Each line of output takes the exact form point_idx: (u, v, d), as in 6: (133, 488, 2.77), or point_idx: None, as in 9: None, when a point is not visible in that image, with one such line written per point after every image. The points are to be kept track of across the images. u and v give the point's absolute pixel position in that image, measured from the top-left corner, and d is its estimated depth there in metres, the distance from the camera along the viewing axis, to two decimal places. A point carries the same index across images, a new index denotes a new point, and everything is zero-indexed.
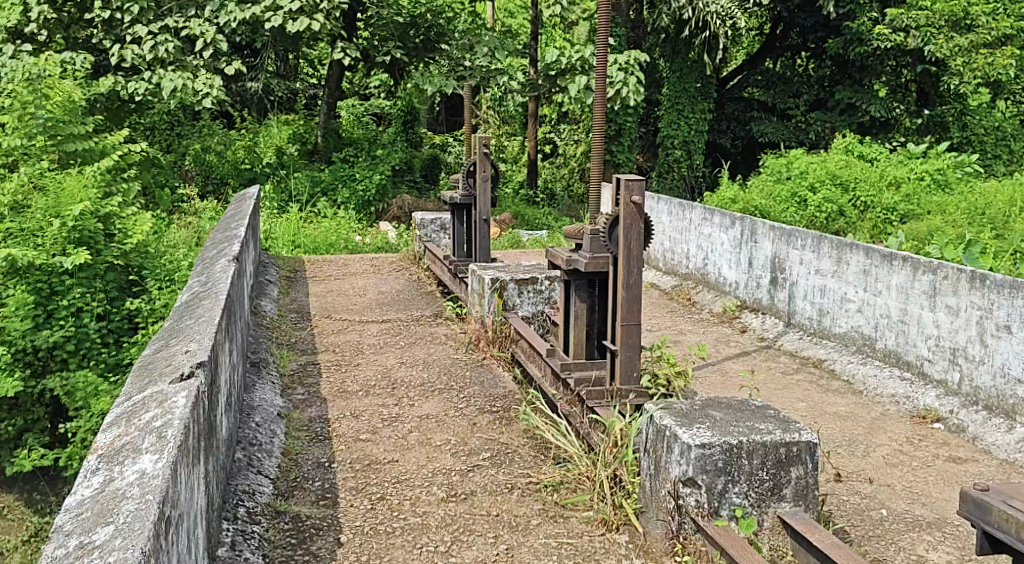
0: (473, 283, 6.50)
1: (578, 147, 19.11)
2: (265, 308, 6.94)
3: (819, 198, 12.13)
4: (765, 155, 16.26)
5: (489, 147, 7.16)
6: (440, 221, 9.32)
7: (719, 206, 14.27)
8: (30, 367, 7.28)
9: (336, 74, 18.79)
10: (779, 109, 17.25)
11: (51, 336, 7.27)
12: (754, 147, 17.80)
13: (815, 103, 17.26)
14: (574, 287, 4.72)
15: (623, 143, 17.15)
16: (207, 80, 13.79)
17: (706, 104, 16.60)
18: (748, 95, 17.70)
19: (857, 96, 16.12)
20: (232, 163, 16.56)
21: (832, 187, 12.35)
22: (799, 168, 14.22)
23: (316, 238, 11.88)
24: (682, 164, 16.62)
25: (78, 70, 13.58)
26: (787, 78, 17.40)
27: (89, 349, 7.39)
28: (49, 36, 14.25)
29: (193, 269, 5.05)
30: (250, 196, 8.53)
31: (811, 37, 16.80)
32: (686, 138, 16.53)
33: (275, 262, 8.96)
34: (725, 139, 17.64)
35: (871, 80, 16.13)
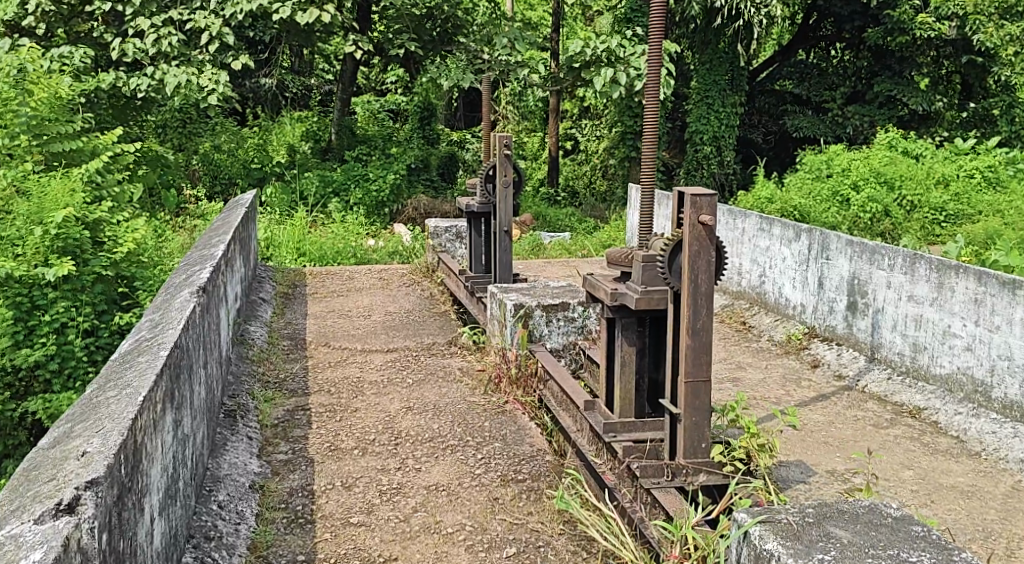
0: (493, 308, 5.55)
1: (601, 143, 18.16)
2: (254, 334, 6.00)
3: (862, 199, 10.86)
4: (804, 152, 15.24)
5: (511, 147, 6.20)
6: (456, 228, 8.38)
7: (754, 206, 13.29)
8: (10, 389, 5.83)
9: (351, 69, 17.97)
10: (814, 103, 16.14)
11: (31, 354, 5.88)
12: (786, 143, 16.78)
13: (852, 96, 16.04)
14: (619, 325, 3.75)
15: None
16: (212, 74, 12.97)
17: (738, 97, 15.57)
18: (781, 88, 16.63)
19: (897, 89, 14.86)
20: (242, 163, 15.81)
21: (876, 185, 11.18)
22: (841, 165, 13.21)
23: (323, 245, 10.94)
24: (712, 160, 15.56)
25: (76, 66, 12.78)
26: (822, 69, 16.37)
27: (75, 370, 6.01)
28: (49, 30, 13.50)
29: (155, 298, 4.12)
30: (245, 204, 7.49)
31: (847, 27, 15.60)
32: (717, 133, 15.50)
33: (271, 275, 8.01)
34: (757, 135, 16.59)
35: (911, 72, 14.89)
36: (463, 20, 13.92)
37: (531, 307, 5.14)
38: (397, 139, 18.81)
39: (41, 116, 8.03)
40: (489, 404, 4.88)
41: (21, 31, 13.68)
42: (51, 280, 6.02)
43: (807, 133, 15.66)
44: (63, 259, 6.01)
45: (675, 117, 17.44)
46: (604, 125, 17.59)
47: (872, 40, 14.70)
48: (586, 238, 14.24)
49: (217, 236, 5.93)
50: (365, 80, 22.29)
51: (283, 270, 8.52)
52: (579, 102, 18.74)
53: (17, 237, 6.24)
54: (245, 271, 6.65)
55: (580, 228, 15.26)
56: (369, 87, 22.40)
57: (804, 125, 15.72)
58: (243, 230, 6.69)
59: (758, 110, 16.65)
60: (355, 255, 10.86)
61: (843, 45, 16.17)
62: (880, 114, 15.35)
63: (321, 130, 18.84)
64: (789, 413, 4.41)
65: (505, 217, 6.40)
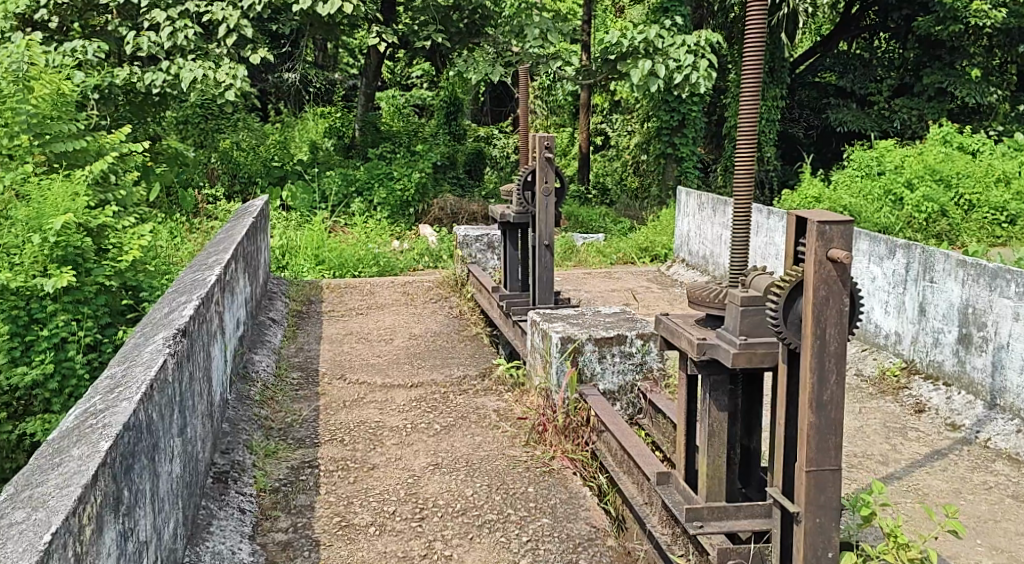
0: (534, 340, 4.74)
1: (632, 137, 17.38)
2: (260, 364, 5.23)
3: (917, 195, 9.79)
4: (852, 148, 14.36)
5: (553, 150, 5.41)
6: (487, 237, 7.61)
7: (801, 205, 12.46)
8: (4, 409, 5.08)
9: (375, 62, 17.28)
10: (859, 95, 15.21)
11: (26, 374, 5.12)
12: (829, 138, 15.84)
13: (899, 89, 15.09)
14: (708, 384, 2.91)
15: (688, 135, 15.41)
16: (230, 69, 12.29)
17: (780, 90, 14.72)
18: (823, 80, 15.74)
19: (948, 81, 13.95)
20: (262, 162, 15.19)
21: (933, 183, 10.05)
22: (894, 162, 12.35)
23: (344, 253, 10.14)
24: None
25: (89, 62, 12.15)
26: (866, 61, 15.42)
27: (76, 389, 5.22)
28: (62, 23, 12.90)
29: (127, 341, 3.36)
30: (254, 213, 6.71)
31: (894, 17, 14.49)
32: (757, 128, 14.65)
33: (284, 290, 7.23)
34: (798, 130, 15.57)
35: (963, 62, 13.92)
36: (491, 10, 13.17)
37: (581, 341, 4.32)
38: (422, 136, 18.11)
39: (43, 114, 7.10)
40: (532, 461, 4.06)
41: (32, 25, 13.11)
42: (52, 291, 5.26)
43: (851, 127, 14.69)
44: (66, 268, 5.24)
45: (712, 110, 16.57)
46: (635, 120, 16.74)
47: (921, 29, 13.69)
48: (622, 240, 13.48)
49: (217, 249, 5.17)
50: (390, 73, 21.59)
51: (299, 283, 7.78)
52: (610, 95, 17.97)
53: (13, 245, 5.44)
54: (251, 289, 5.88)
55: (614, 228, 14.44)
56: (395, 82, 21.70)
57: (849, 119, 14.78)
58: (248, 242, 5.91)
59: (800, 103, 15.72)
60: (377, 261, 10.07)
61: (890, 35, 15.14)
62: (929, 107, 14.41)
63: (345, 126, 18.21)
64: (929, 505, 3.49)
65: (546, 230, 5.64)
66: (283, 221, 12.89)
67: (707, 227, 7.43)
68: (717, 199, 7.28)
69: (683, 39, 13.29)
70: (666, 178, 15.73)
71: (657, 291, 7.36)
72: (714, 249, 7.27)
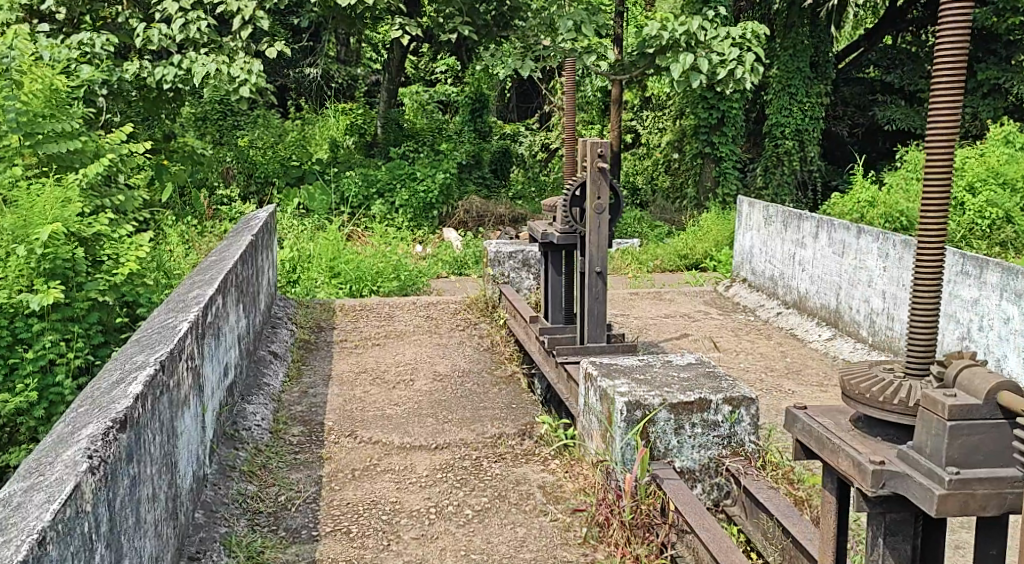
0: (587, 399, 3.80)
1: (662, 136, 16.09)
2: (253, 415, 4.35)
3: (980, 198, 8.18)
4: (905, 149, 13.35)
5: (610, 159, 4.51)
6: (522, 254, 6.74)
7: (853, 210, 11.51)
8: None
9: (398, 56, 16.48)
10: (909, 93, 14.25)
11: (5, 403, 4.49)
12: (877, 135, 14.78)
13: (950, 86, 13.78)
14: (880, 527, 2.02)
15: (728, 133, 14.42)
16: (245, 65, 11.38)
17: (825, 86, 13.79)
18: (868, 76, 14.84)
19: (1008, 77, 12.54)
20: (280, 161, 14.54)
21: (1000, 189, 8.35)
22: None
23: (362, 267, 9.12)
24: (795, 157, 13.80)
25: (99, 56, 11.50)
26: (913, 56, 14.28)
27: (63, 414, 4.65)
28: (69, 14, 12.25)
29: (39, 443, 2.44)
30: (254, 228, 5.80)
31: None
32: (800, 127, 13.74)
33: (290, 315, 6.32)
34: (843, 129, 14.64)
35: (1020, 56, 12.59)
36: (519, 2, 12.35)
37: (653, 408, 3.38)
38: (447, 134, 17.30)
39: (33, 112, 6.16)
40: None
41: (37, 16, 12.47)
42: (38, 309, 4.67)
43: (901, 126, 13.87)
44: (53, 285, 4.63)
45: (751, 107, 15.57)
46: (666, 116, 15.78)
47: (978, 21, 12.64)
48: (659, 245, 12.62)
49: (202, 280, 4.28)
50: (413, 68, 20.74)
51: (308, 305, 6.88)
52: (640, 90, 17.11)
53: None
54: (247, 321, 4.98)
55: (651, 232, 13.51)
56: (418, 77, 20.85)
57: (899, 118, 13.76)
58: (245, 266, 5.02)
59: (844, 100, 14.69)
60: (396, 271, 9.19)
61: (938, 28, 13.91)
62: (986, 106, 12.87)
63: (367, 123, 17.48)
64: None
65: (597, 253, 4.73)
66: (297, 228, 12.15)
67: (775, 243, 6.47)
68: (786, 211, 6.34)
69: (728, 31, 12.49)
70: (704, 179, 14.78)
71: (711, 317, 6.42)
72: (784, 270, 6.31)
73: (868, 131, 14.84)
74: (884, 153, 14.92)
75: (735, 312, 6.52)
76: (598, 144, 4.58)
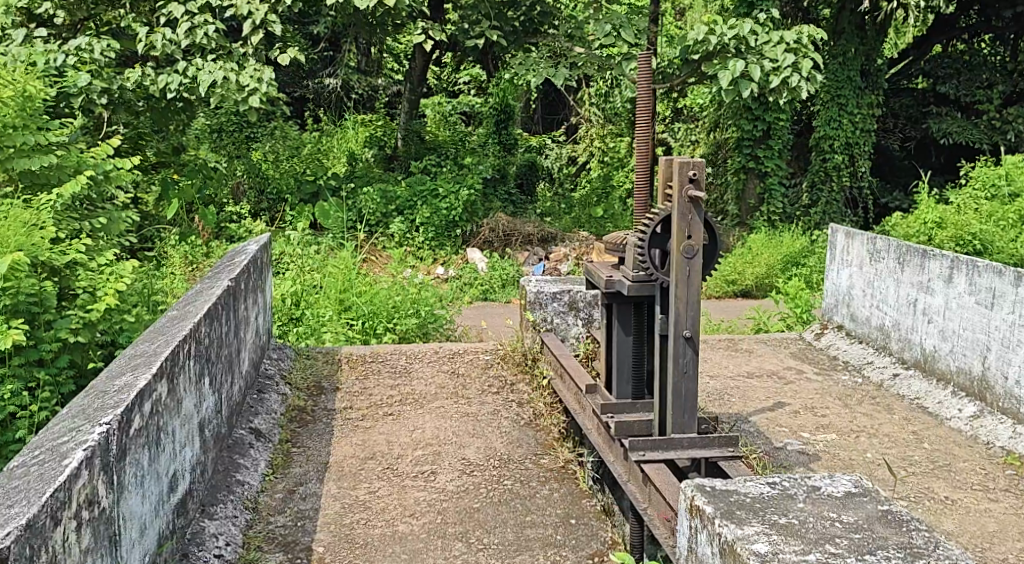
0: (693, 544, 2.58)
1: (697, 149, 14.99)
2: (212, 540, 3.13)
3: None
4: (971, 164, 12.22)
5: (703, 181, 3.38)
6: (568, 294, 5.50)
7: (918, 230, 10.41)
8: None
9: (420, 66, 15.36)
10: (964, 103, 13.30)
11: None
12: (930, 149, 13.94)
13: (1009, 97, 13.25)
14: None
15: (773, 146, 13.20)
16: (254, 72, 11.64)
17: (875, 98, 13.04)
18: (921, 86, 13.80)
19: None
20: (292, 176, 14.44)
21: None
22: None
23: (376, 299, 7.81)
24: (844, 172, 13.02)
25: (101, 62, 10.91)
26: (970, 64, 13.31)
27: None
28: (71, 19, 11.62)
29: None
30: (235, 268, 4.57)
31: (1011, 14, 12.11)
32: (850, 139, 12.89)
33: (281, 372, 5.09)
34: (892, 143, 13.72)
35: None
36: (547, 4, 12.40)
37: None
38: (470, 146, 16.42)
39: (3, 119, 5.18)
40: None
41: (35, 20, 11.63)
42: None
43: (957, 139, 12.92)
44: (16, 326, 4.11)
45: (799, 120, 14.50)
46: (700, 127, 14.68)
47: None
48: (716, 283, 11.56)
49: (143, 353, 3.07)
50: (435, 79, 19.68)
51: (308, 353, 5.68)
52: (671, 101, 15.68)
53: None
54: (218, 395, 3.76)
55: None
56: (441, 88, 19.76)
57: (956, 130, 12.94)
58: (217, 322, 3.81)
59: (893, 112, 13.79)
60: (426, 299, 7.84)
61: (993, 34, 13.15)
62: None
63: (388, 135, 16.71)
64: None
65: (689, 308, 3.51)
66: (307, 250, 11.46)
67: (887, 285, 5.28)
68: (902, 244, 5.17)
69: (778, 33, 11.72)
70: (747, 197, 13.66)
71: (804, 379, 5.21)
72: (899, 319, 5.13)
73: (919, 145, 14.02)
74: (935, 168, 14.07)
75: (833, 373, 5.31)
76: (689, 163, 3.43)
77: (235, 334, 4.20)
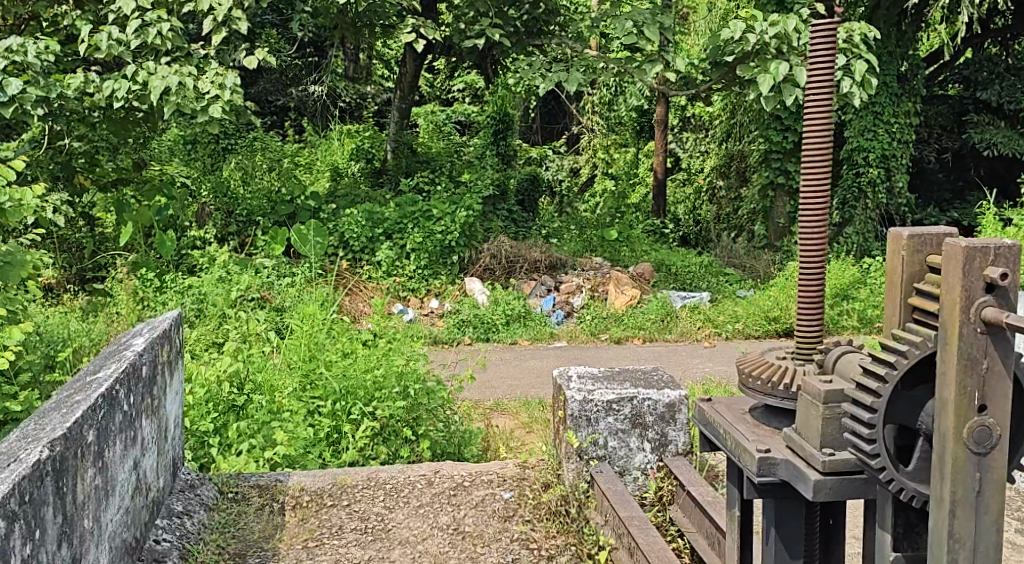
0: None
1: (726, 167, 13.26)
2: None
3: None
4: None
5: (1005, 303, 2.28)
6: (632, 409, 4.30)
7: None
8: None
9: (411, 70, 13.60)
10: (1007, 110, 14.60)
11: None
12: (969, 161, 15.25)
13: None
14: None
15: None
16: (215, 77, 9.87)
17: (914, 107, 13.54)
18: (955, 93, 15.22)
19: None
20: (267, 196, 12.58)
21: None
22: None
23: (346, 364, 5.94)
24: (880, 186, 13.56)
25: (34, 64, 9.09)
26: (1003, 70, 14.64)
27: None
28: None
29: None
30: (81, 405, 3.07)
31: None
32: (888, 150, 13.48)
33: (184, 540, 3.87)
34: (931, 153, 15.04)
35: None
36: (556, 4, 11.66)
37: None
38: (467, 159, 14.67)
39: None
40: None
41: None
42: None
43: (1002, 148, 14.23)
44: None
45: None
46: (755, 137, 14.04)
47: None
48: None
49: None
50: (428, 85, 17.99)
51: (235, 482, 4.45)
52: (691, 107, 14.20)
53: None
54: None
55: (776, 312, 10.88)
56: (434, 96, 18.00)
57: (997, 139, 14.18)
58: (21, 547, 2.52)
59: (931, 123, 15.14)
60: (418, 371, 5.81)
61: None
62: None
63: (375, 147, 15.02)
64: None
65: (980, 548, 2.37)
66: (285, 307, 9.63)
67: None
68: None
69: (827, 33, 10.52)
70: None
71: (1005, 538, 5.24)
72: None
73: (959, 157, 15.30)
74: (975, 180, 15.28)
75: None
76: (977, 255, 2.30)
77: (84, 527, 2.95)
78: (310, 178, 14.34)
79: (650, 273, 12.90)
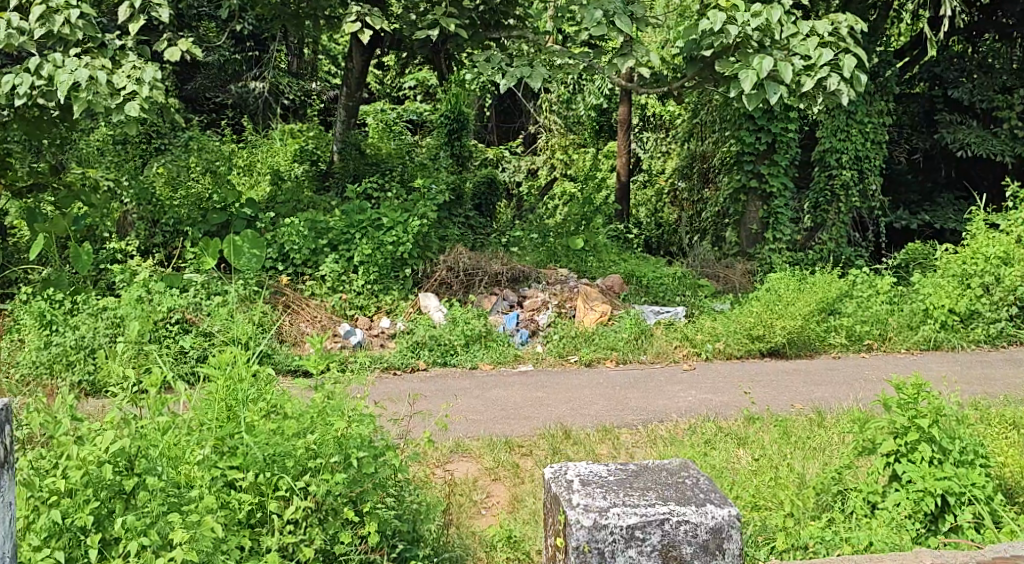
0: None
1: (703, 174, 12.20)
2: None
3: None
4: None
5: None
6: (658, 535, 4.14)
7: None
8: None
9: (357, 65, 12.38)
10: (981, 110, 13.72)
11: None
12: (939, 163, 14.37)
13: None
14: None
15: (779, 162, 12.80)
16: (132, 71, 8.57)
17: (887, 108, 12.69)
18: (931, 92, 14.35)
19: None
20: (197, 203, 11.27)
21: None
22: None
23: (274, 423, 4.73)
24: (852, 190, 12.71)
25: None
26: (980, 66, 13.76)
27: None
28: None
29: None
30: None
31: None
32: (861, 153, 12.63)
33: None
34: (903, 155, 14.17)
35: None
36: None
37: None
38: (419, 160, 13.47)
39: None
40: None
41: None
42: None
43: (977, 150, 13.36)
44: None
45: None
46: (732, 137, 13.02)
47: None
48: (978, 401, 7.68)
49: None
50: (378, 83, 16.77)
51: None
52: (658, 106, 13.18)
53: None
54: None
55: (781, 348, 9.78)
56: (383, 94, 16.79)
57: (973, 140, 13.31)
58: None
59: (905, 123, 14.25)
60: (362, 435, 4.66)
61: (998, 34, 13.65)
62: None
63: (322, 147, 13.75)
64: None
65: None
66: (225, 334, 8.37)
67: None
68: None
69: (811, 26, 9.51)
70: None
71: None
72: None
73: (929, 158, 14.40)
74: (945, 182, 14.43)
75: None
76: None
77: None
78: (246, 182, 13.05)
79: (620, 285, 11.80)
